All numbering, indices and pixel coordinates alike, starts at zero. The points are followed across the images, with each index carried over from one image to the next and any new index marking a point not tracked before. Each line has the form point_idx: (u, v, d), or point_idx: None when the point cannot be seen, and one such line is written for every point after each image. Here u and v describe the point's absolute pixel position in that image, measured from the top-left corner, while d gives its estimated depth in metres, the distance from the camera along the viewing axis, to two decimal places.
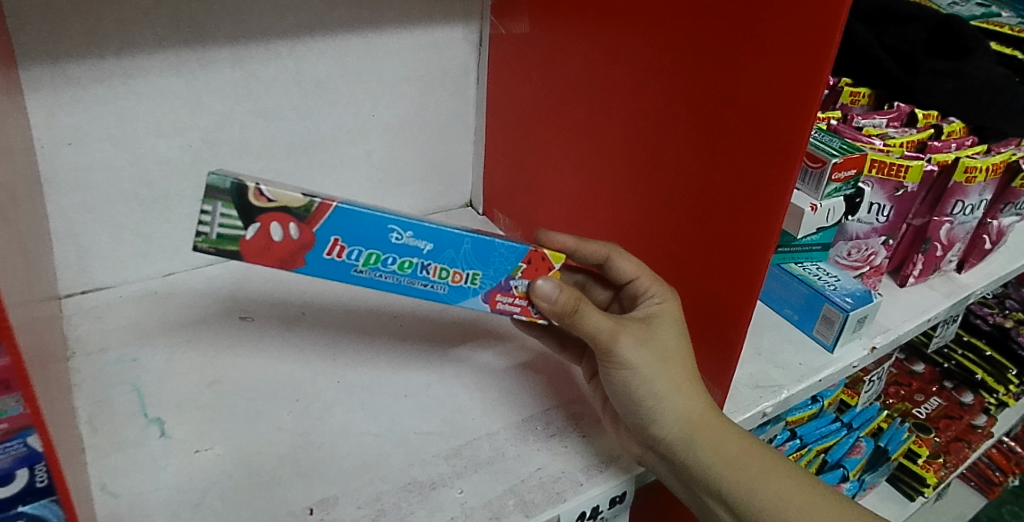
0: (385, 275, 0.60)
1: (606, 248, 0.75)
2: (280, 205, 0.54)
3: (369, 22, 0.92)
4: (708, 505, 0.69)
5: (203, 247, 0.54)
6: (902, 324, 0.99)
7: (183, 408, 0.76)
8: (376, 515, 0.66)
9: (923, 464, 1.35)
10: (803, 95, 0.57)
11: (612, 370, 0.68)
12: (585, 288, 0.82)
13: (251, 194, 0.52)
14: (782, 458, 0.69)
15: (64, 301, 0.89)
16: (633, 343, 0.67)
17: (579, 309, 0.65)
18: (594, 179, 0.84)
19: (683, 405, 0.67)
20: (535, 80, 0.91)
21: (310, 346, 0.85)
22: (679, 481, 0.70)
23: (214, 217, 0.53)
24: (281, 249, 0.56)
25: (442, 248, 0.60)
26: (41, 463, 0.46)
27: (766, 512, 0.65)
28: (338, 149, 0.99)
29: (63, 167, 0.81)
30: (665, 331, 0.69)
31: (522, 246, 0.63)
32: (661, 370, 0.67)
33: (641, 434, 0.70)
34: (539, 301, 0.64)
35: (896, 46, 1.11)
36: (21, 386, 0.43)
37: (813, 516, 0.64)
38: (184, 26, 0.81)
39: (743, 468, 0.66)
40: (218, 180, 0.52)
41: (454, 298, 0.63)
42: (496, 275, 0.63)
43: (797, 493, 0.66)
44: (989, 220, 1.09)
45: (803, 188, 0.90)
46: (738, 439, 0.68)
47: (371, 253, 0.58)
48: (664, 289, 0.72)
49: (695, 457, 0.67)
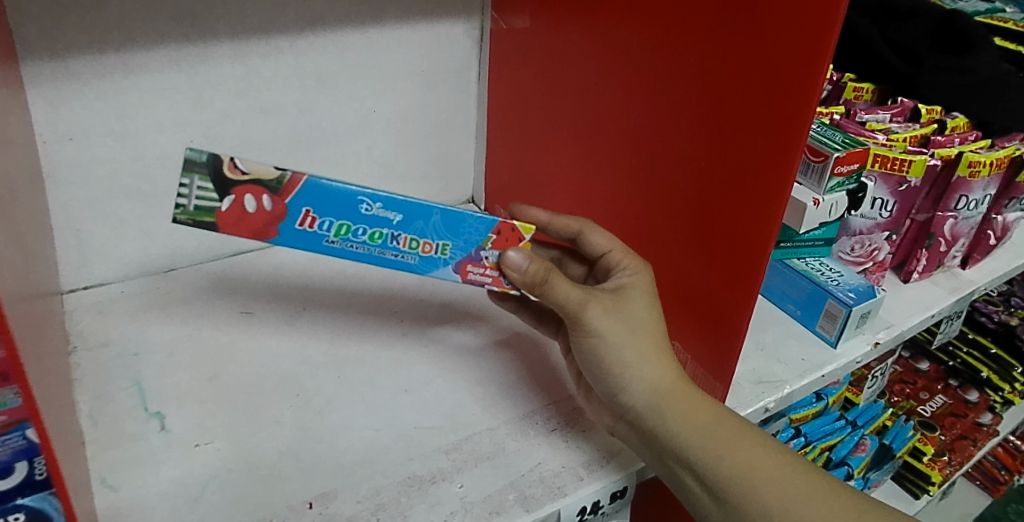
0: (356, 245, 0.61)
1: (578, 224, 0.78)
2: (254, 178, 0.55)
3: (368, 17, 0.92)
4: (677, 475, 0.67)
5: (182, 218, 0.55)
6: (906, 320, 0.99)
7: (184, 402, 0.76)
8: (375, 509, 0.66)
9: (928, 462, 1.36)
10: (798, 102, 0.57)
11: (580, 338, 0.69)
12: (562, 264, 0.85)
13: (227, 168, 0.54)
14: (749, 426, 0.67)
15: (65, 296, 0.89)
16: (603, 312, 0.67)
17: (548, 279, 0.65)
18: (593, 171, 0.84)
19: (651, 373, 0.67)
20: (536, 73, 0.91)
21: (310, 341, 0.85)
22: (651, 453, 0.69)
23: (192, 190, 0.55)
24: (254, 220, 0.57)
25: (411, 219, 0.60)
26: (39, 456, 0.46)
27: (733, 480, 0.63)
28: (340, 146, 0.99)
29: (63, 161, 0.81)
30: (635, 303, 0.69)
31: (491, 217, 0.63)
32: (629, 338, 0.67)
33: (613, 404, 0.70)
34: (510, 271, 0.63)
35: (899, 41, 1.10)
36: (18, 378, 0.43)
37: (779, 483, 0.63)
38: (184, 20, 0.81)
39: (711, 436, 0.65)
40: (195, 154, 0.53)
41: (424, 269, 0.63)
42: (466, 246, 0.63)
43: (763, 462, 0.64)
44: (994, 216, 1.08)
45: (806, 183, 0.90)
46: (707, 409, 0.67)
47: (342, 223, 0.59)
48: (636, 263, 0.73)
49: (665, 426, 0.66)
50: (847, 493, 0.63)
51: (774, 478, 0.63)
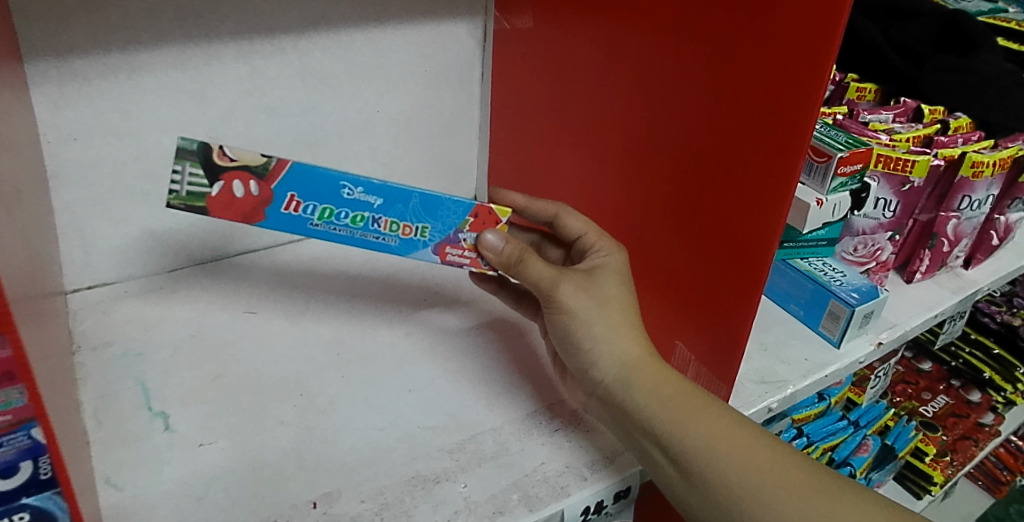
0: (340, 228, 0.64)
1: (554, 207, 0.79)
2: (241, 164, 0.59)
3: (372, 17, 0.92)
4: (645, 449, 0.67)
5: (175, 203, 0.59)
6: (909, 320, 0.99)
7: (188, 402, 0.76)
8: (379, 508, 0.66)
9: (930, 462, 1.37)
10: (801, 104, 0.57)
11: (554, 315, 0.71)
12: (541, 248, 0.86)
13: (216, 154, 0.58)
14: (717, 400, 0.66)
15: (70, 295, 0.89)
16: (574, 290, 0.69)
17: (523, 260, 0.69)
18: (594, 167, 0.84)
19: (620, 346, 0.68)
20: (539, 71, 0.91)
21: (314, 341, 0.85)
22: (621, 428, 0.69)
23: (184, 176, 0.58)
24: (242, 205, 0.61)
25: (392, 202, 0.64)
26: (45, 456, 0.46)
27: (695, 453, 0.63)
28: (343, 146, 0.99)
29: (68, 161, 0.81)
30: (608, 281, 0.71)
31: (468, 201, 0.67)
32: (600, 314, 0.69)
33: (586, 380, 0.72)
34: (486, 252, 0.68)
35: (900, 39, 1.10)
36: (25, 378, 0.43)
37: (742, 458, 0.62)
38: (188, 20, 0.81)
39: (674, 408, 0.65)
40: (186, 143, 0.57)
41: (404, 251, 0.67)
42: (444, 228, 0.67)
43: (726, 435, 0.63)
44: (997, 216, 1.08)
45: (809, 183, 0.90)
46: (676, 382, 0.67)
47: (325, 207, 0.63)
48: (611, 244, 0.74)
49: (631, 399, 0.67)
50: (812, 468, 0.62)
51: (736, 452, 0.62)
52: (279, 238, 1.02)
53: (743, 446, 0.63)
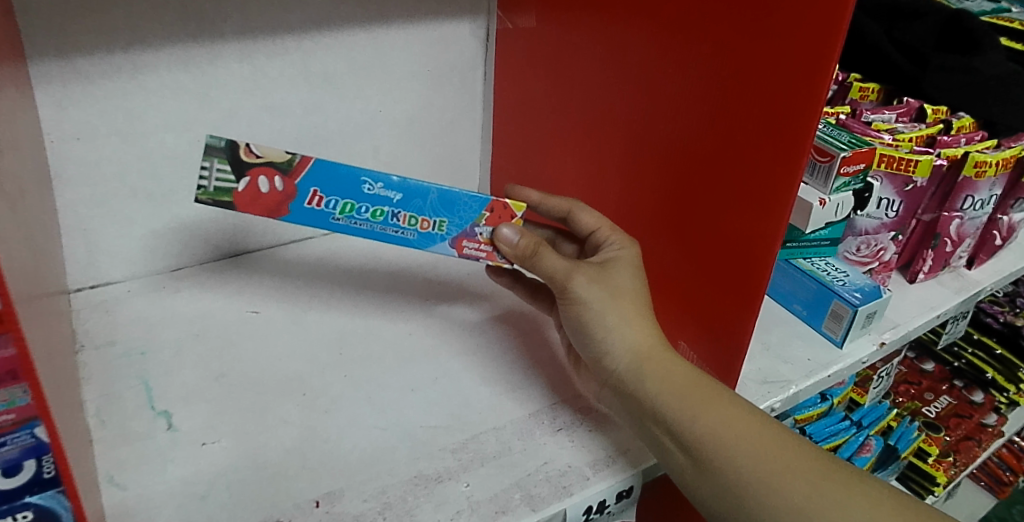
0: (360, 222, 0.65)
1: (567, 203, 0.79)
2: (267, 160, 0.61)
3: (374, 17, 0.92)
4: (657, 439, 0.67)
5: (203, 198, 0.61)
6: (912, 320, 0.99)
7: (192, 401, 0.76)
8: (382, 508, 0.66)
9: (933, 463, 1.35)
10: (805, 102, 0.57)
11: (567, 306, 0.71)
12: (554, 244, 0.85)
13: (243, 151, 0.59)
14: (728, 390, 0.66)
15: (74, 294, 0.89)
16: (587, 281, 0.70)
17: (538, 252, 0.69)
18: (599, 165, 0.83)
19: (632, 338, 0.68)
20: (543, 69, 0.90)
21: (317, 340, 0.85)
22: (633, 419, 0.69)
23: (212, 172, 0.60)
24: (267, 200, 0.62)
25: (410, 197, 0.65)
26: (48, 455, 0.46)
27: (705, 440, 0.63)
28: (346, 146, 0.99)
29: (71, 161, 0.82)
30: (620, 273, 0.71)
31: (484, 196, 0.67)
32: (612, 306, 0.69)
33: (599, 371, 0.71)
34: (502, 245, 0.69)
35: (906, 41, 1.10)
36: (28, 376, 0.43)
37: (751, 445, 0.62)
38: (192, 21, 0.81)
39: (685, 397, 0.65)
40: (214, 140, 0.58)
41: (423, 244, 0.68)
42: (461, 223, 0.68)
43: (737, 424, 0.63)
44: (1000, 216, 1.08)
45: (812, 182, 0.89)
46: (688, 373, 0.67)
47: (347, 202, 0.64)
48: (623, 238, 0.74)
49: (643, 388, 0.67)
50: (824, 458, 0.61)
51: (746, 440, 0.62)
52: (283, 238, 1.02)
53: (754, 436, 0.62)
